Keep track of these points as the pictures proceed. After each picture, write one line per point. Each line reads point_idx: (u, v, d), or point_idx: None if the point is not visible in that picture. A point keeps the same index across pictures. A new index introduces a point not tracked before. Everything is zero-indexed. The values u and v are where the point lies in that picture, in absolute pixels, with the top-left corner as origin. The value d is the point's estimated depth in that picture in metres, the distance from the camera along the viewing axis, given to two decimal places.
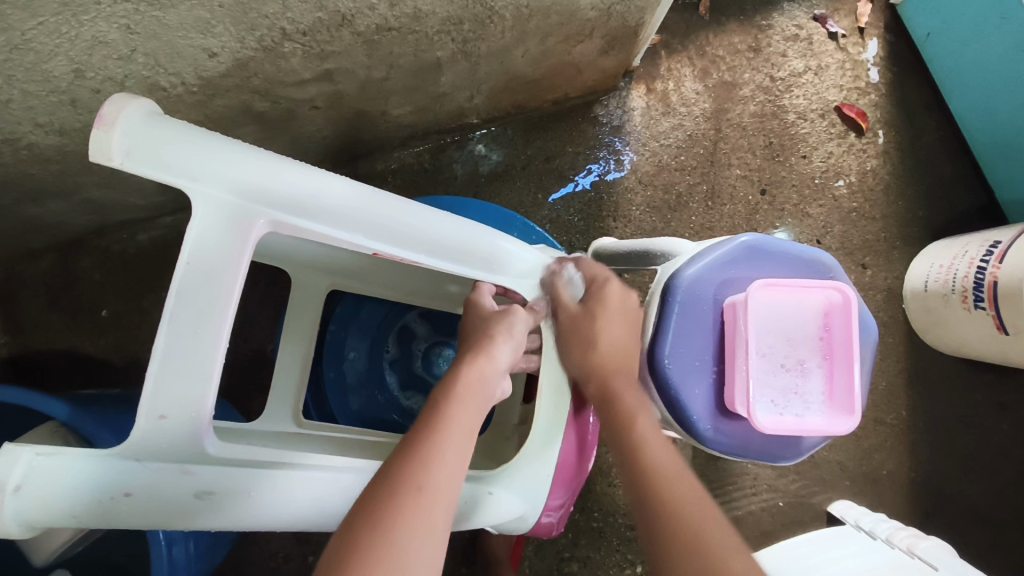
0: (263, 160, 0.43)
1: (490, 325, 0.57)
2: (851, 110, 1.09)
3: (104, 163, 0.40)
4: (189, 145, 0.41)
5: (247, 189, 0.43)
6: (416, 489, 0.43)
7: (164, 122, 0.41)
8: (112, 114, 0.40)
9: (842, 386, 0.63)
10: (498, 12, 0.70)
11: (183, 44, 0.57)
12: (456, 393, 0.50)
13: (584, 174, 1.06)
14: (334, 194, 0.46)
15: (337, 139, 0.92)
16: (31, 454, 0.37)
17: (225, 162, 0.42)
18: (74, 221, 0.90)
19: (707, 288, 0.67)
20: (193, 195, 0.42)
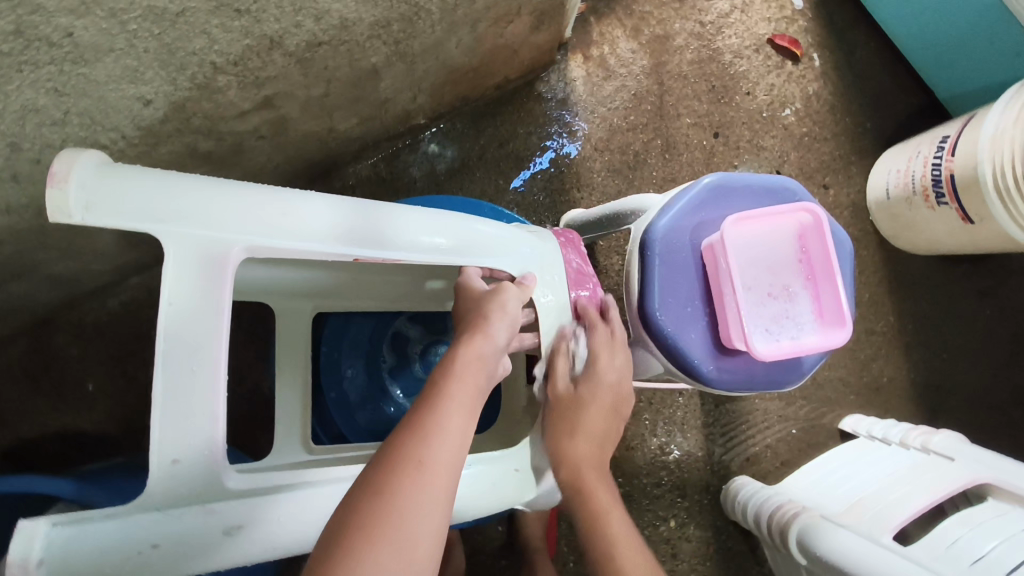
0: (226, 192, 0.44)
1: (483, 304, 0.55)
2: (783, 40, 1.11)
3: (66, 222, 0.40)
4: (149, 189, 0.42)
5: (215, 218, 0.43)
6: (417, 465, 0.43)
7: (117, 170, 0.42)
8: (64, 172, 0.40)
9: (830, 301, 0.65)
10: (423, 7, 0.70)
11: (116, 97, 0.56)
12: (454, 372, 0.50)
13: (540, 153, 1.06)
14: (304, 208, 0.46)
15: (290, 165, 0.91)
16: (48, 526, 0.37)
17: (187, 196, 0.43)
18: (40, 300, 0.88)
19: (682, 234, 0.68)
20: (162, 235, 0.42)
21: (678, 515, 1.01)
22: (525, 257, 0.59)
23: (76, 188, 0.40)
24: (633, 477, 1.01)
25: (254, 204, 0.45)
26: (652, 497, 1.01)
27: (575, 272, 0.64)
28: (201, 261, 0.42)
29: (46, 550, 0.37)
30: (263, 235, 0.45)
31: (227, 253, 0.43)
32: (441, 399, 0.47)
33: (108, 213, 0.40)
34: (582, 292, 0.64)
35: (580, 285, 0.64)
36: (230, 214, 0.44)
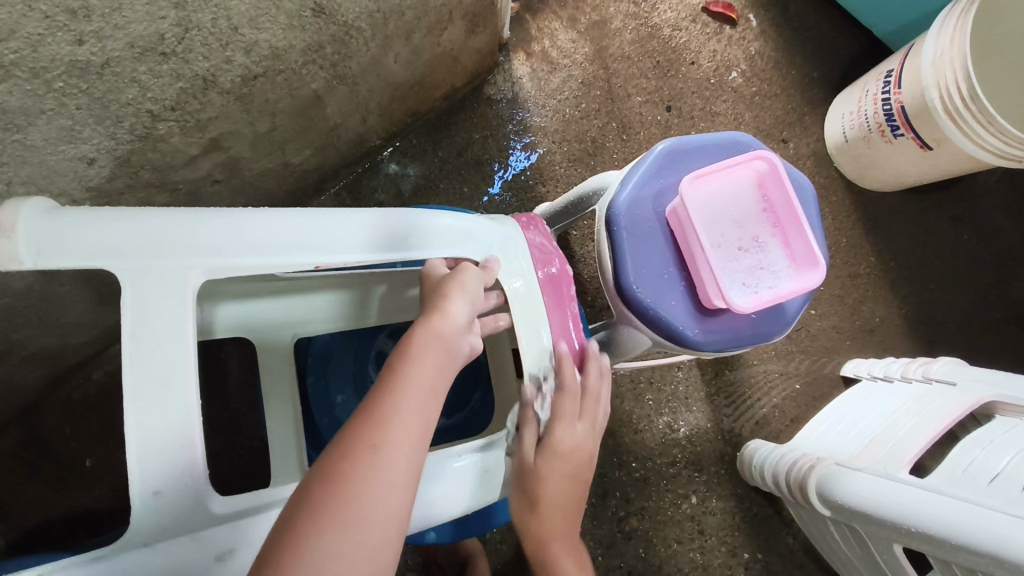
0: (175, 218, 0.44)
1: (443, 287, 0.54)
2: (718, 6, 1.12)
3: (16, 268, 0.40)
4: (97, 224, 0.42)
5: (166, 246, 0.44)
6: (370, 449, 0.42)
7: (63, 212, 0.42)
8: (10, 221, 0.40)
9: (800, 245, 0.65)
10: (353, 26, 0.70)
11: (58, 160, 0.56)
12: (412, 352, 0.49)
13: (500, 155, 1.07)
14: (255, 223, 0.47)
15: (251, 207, 0.91)
16: None
17: (136, 230, 0.43)
18: (22, 382, 0.87)
19: (645, 204, 0.68)
20: (115, 272, 0.42)
21: (698, 490, 1.00)
22: (490, 243, 0.59)
23: (22, 237, 0.40)
24: (647, 460, 1.00)
25: (208, 228, 0.45)
26: (669, 476, 1.00)
27: (540, 248, 0.62)
28: (160, 290, 0.43)
29: None
30: (220, 256, 0.45)
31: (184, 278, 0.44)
32: (398, 380, 0.46)
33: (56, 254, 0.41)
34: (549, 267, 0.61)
35: (547, 262, 0.61)
36: (183, 242, 0.44)
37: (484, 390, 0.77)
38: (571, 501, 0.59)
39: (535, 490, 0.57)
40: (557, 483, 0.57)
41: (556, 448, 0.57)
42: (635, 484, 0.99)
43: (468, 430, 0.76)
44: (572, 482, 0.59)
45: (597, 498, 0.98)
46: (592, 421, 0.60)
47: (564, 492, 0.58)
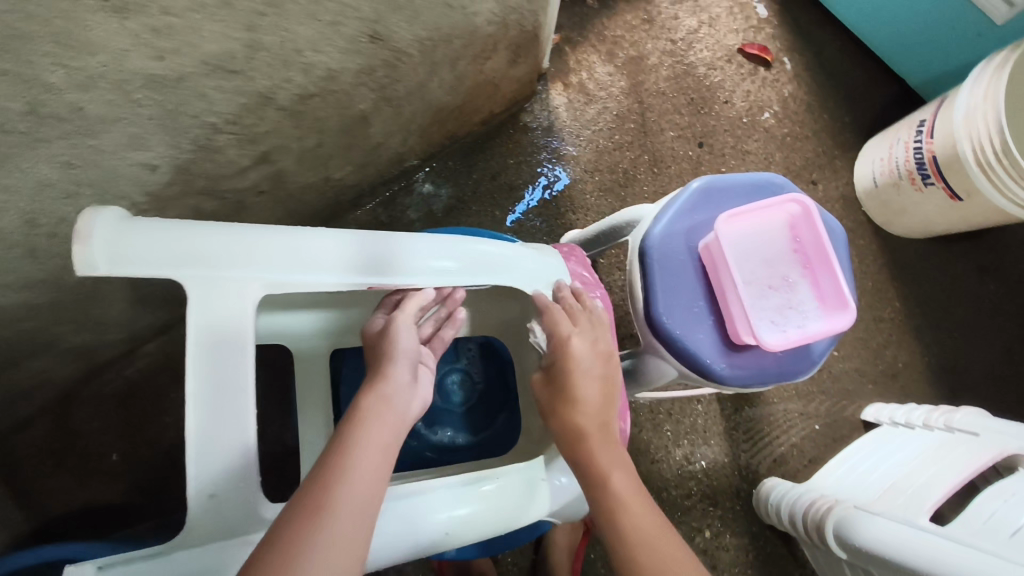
0: (240, 232, 0.47)
1: (385, 345, 0.56)
2: (753, 48, 1.14)
3: (89, 273, 0.42)
4: (167, 236, 0.44)
5: (233, 260, 0.46)
6: (317, 510, 0.42)
7: (135, 221, 0.44)
8: (86, 227, 0.42)
9: (829, 287, 0.66)
10: (405, 52, 0.73)
11: (123, 165, 0.59)
12: (360, 415, 0.50)
13: (532, 181, 1.09)
14: (316, 242, 0.49)
15: (291, 218, 0.94)
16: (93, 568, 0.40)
17: (204, 240, 0.45)
18: (59, 374, 0.90)
19: (678, 239, 0.70)
20: (183, 280, 0.44)
21: (712, 525, 0.99)
22: (532, 275, 0.62)
23: (98, 244, 0.42)
24: (663, 491, 1.00)
25: (275, 245, 0.47)
26: (684, 509, 0.99)
27: (585, 279, 0.67)
28: (226, 302, 0.45)
29: None
30: (285, 273, 0.48)
31: (250, 293, 0.46)
32: (348, 441, 0.47)
33: (126, 261, 0.43)
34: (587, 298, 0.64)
35: (590, 292, 0.66)
36: (249, 256, 0.46)
37: (508, 413, 0.76)
38: (603, 407, 0.58)
39: (557, 399, 0.58)
40: (578, 385, 0.58)
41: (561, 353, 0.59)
42: None
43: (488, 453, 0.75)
44: (593, 386, 0.58)
45: None
46: (588, 326, 0.60)
47: (592, 395, 0.58)
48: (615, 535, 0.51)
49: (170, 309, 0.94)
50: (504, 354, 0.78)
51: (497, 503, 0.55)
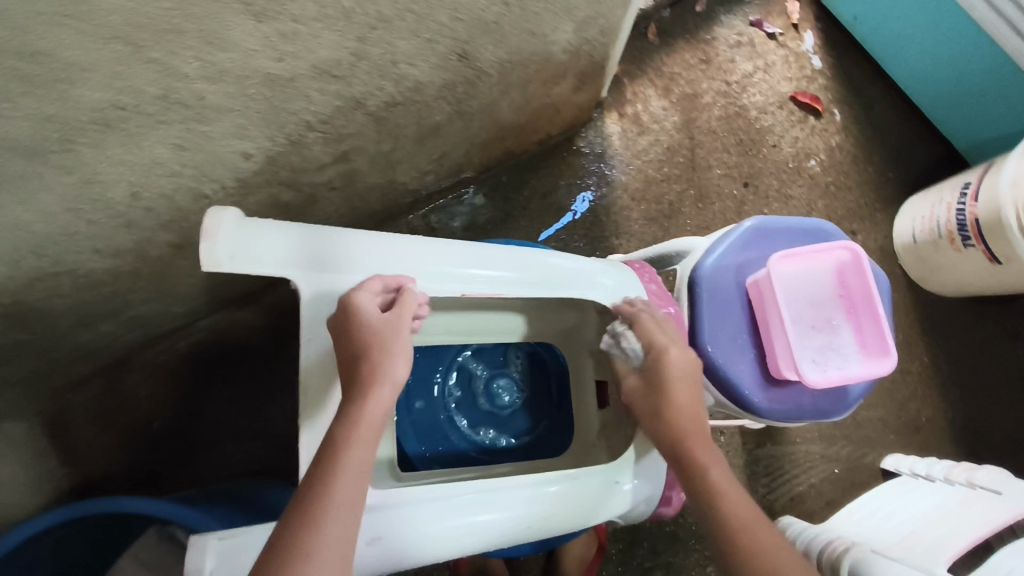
0: (341, 241, 0.58)
1: (372, 348, 0.53)
2: (805, 97, 1.18)
3: (212, 266, 0.51)
4: (287, 239, 0.55)
5: (336, 264, 0.57)
6: (304, 556, 0.43)
7: (250, 222, 0.54)
8: (214, 227, 0.52)
9: (872, 333, 0.69)
10: (485, 71, 0.78)
11: (224, 152, 0.64)
12: (347, 434, 0.49)
13: (579, 202, 1.14)
14: (404, 253, 0.60)
15: (351, 215, 0.99)
16: (216, 541, 0.49)
17: (315, 246, 0.56)
18: (118, 341, 0.94)
19: (728, 273, 0.74)
20: (298, 279, 0.55)
21: None
22: (604, 287, 0.69)
23: (221, 242, 0.51)
24: (680, 516, 1.02)
25: (369, 251, 0.59)
26: (699, 537, 1.02)
27: (655, 293, 0.73)
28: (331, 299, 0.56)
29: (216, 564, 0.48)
30: (381, 276, 0.58)
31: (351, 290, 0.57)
32: (334, 471, 0.47)
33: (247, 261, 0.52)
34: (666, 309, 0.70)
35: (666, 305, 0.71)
36: (351, 262, 0.58)
37: (551, 420, 0.82)
38: (696, 410, 0.62)
39: (653, 404, 0.62)
40: (673, 391, 0.62)
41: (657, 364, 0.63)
42: (663, 538, 1.01)
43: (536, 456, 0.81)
44: (687, 389, 0.62)
45: (625, 545, 1.00)
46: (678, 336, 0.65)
47: (685, 399, 0.62)
48: (715, 527, 0.55)
49: (227, 290, 0.99)
50: (557, 363, 0.83)
51: (562, 503, 0.60)
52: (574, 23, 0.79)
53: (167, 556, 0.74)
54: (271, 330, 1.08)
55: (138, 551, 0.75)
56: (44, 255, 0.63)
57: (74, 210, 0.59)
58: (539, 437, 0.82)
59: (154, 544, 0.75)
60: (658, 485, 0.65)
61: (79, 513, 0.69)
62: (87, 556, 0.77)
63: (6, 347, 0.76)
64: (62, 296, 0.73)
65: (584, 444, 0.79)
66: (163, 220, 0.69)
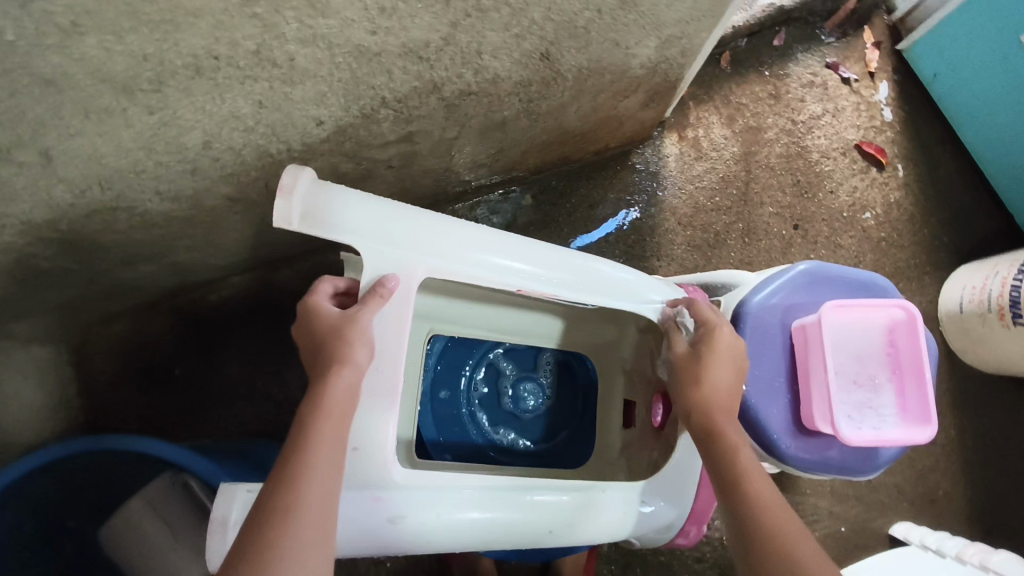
0: (409, 218, 0.59)
1: (342, 332, 0.54)
2: (870, 147, 1.16)
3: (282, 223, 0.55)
4: (358, 208, 0.57)
5: (399, 240, 0.58)
6: (286, 514, 0.45)
7: (326, 185, 0.56)
8: (289, 184, 0.54)
9: (915, 398, 0.68)
10: (562, 74, 0.77)
11: (299, 115, 0.64)
12: (323, 406, 0.51)
13: (621, 215, 1.13)
14: (468, 241, 0.61)
15: (401, 196, 0.99)
16: (243, 491, 0.54)
17: (382, 218, 0.58)
18: (156, 283, 0.96)
19: (775, 312, 0.73)
20: (360, 247, 0.57)
21: None
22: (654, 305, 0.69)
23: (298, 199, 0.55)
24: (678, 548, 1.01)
25: (431, 233, 0.59)
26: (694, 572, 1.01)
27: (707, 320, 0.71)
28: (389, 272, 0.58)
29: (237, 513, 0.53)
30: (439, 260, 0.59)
31: (411, 267, 0.58)
32: (307, 440, 0.49)
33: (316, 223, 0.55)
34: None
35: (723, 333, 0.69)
36: (416, 241, 0.59)
37: (571, 432, 0.82)
38: (735, 391, 0.62)
39: (695, 372, 0.62)
40: (717, 367, 0.62)
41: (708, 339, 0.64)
42: (658, 567, 1.00)
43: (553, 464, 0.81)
44: (732, 372, 0.62)
45: (617, 568, 1.00)
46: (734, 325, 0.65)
47: (728, 377, 0.62)
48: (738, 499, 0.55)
49: (268, 251, 1.00)
50: (587, 376, 0.83)
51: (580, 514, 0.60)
52: (658, 39, 0.78)
53: (179, 503, 0.75)
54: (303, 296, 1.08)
55: (150, 496, 0.75)
56: (108, 188, 0.64)
57: (146, 149, 0.60)
58: (558, 447, 0.82)
59: (167, 492, 0.75)
60: (680, 508, 0.64)
61: (102, 445, 0.71)
62: (98, 493, 0.77)
63: (53, 272, 0.77)
64: (115, 231, 0.73)
65: (604, 461, 0.79)
66: (225, 172, 0.70)
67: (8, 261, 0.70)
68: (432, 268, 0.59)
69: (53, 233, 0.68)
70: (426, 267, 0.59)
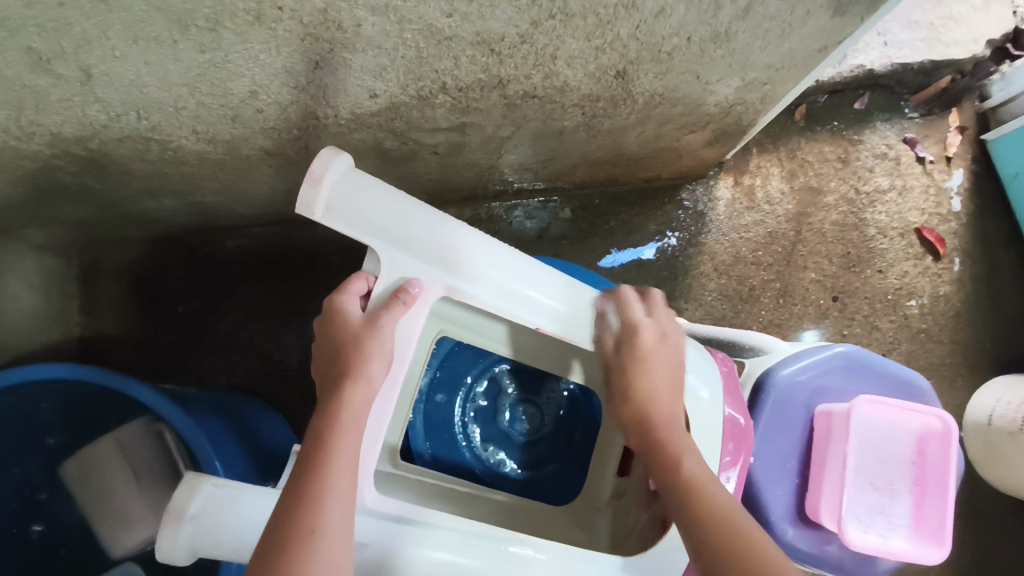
0: (434, 225, 0.55)
1: (360, 343, 0.54)
2: (930, 234, 1.10)
3: (305, 213, 0.53)
4: (380, 206, 0.54)
5: (419, 249, 0.56)
6: (307, 535, 0.47)
7: (358, 175, 0.54)
8: (318, 172, 0.53)
9: (932, 515, 0.63)
10: (633, 96, 0.73)
11: (353, 84, 0.61)
12: (341, 423, 0.52)
13: (651, 245, 1.09)
14: (490, 264, 0.57)
15: (439, 183, 0.95)
16: (207, 487, 0.51)
17: (404, 221, 0.55)
18: (177, 218, 0.93)
19: (802, 390, 0.69)
20: (378, 249, 0.55)
21: None
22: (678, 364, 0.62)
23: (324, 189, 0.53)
24: None
25: (451, 246, 0.56)
26: None
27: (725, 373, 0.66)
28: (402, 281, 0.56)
29: (196, 510, 0.51)
30: (456, 278, 0.57)
31: (426, 283, 0.56)
32: (325, 458, 0.50)
33: (337, 219, 0.54)
34: (738, 416, 0.63)
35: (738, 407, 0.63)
36: (434, 254, 0.56)
37: (561, 465, 0.80)
38: (672, 390, 0.59)
39: (624, 379, 0.59)
40: (648, 372, 0.59)
41: (633, 340, 0.59)
42: None
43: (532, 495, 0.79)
44: (664, 372, 0.59)
45: None
46: (663, 319, 0.61)
47: (662, 379, 0.59)
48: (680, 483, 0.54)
49: (294, 210, 0.97)
50: (589, 412, 0.81)
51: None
52: (741, 81, 0.73)
53: (150, 452, 0.74)
54: (319, 262, 1.05)
55: (123, 439, 0.74)
56: (144, 118, 0.62)
57: (190, 86, 0.57)
58: (542, 479, 0.80)
59: (141, 439, 0.74)
60: None
61: (90, 377, 0.68)
62: (76, 422, 0.75)
63: (74, 186, 0.76)
64: (145, 161, 0.71)
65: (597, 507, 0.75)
66: (267, 125, 0.67)
67: (31, 167, 0.68)
68: (450, 287, 0.57)
69: (81, 150, 0.66)
70: (443, 286, 0.57)
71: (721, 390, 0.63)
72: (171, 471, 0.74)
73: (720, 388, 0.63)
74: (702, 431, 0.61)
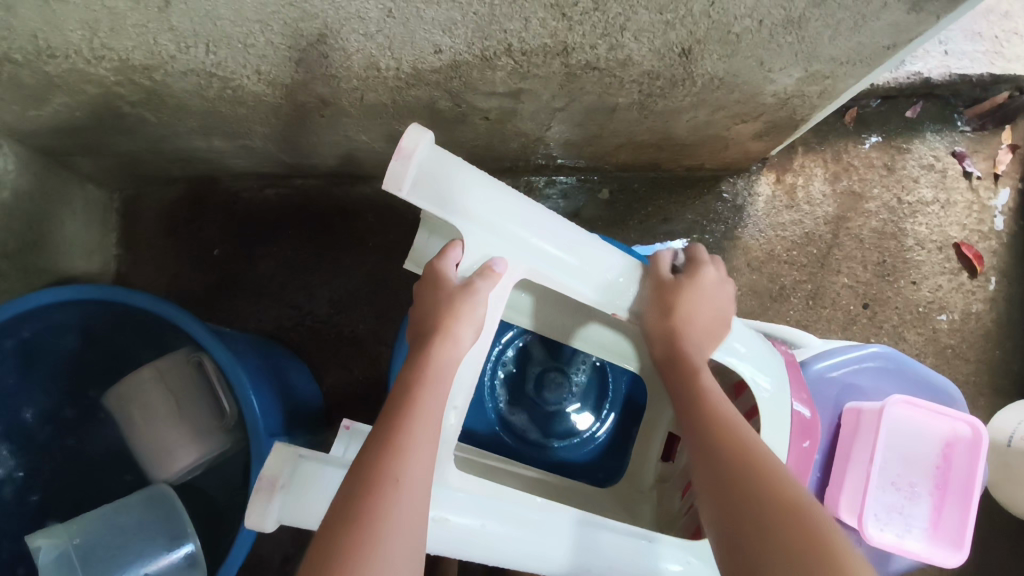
0: (513, 202, 0.57)
1: (454, 303, 0.55)
2: (969, 250, 1.09)
3: (393, 188, 0.53)
4: (466, 184, 0.55)
5: (497, 225, 0.57)
6: (393, 483, 0.46)
7: (445, 154, 0.54)
8: (408, 149, 0.52)
9: (952, 518, 0.63)
10: (692, 78, 0.72)
11: (421, 36, 0.61)
12: (425, 379, 0.52)
13: (684, 239, 1.09)
14: (564, 245, 0.59)
15: (483, 149, 0.96)
16: (296, 456, 0.54)
17: (486, 199, 0.56)
18: (223, 160, 0.95)
19: (832, 386, 0.71)
20: (460, 227, 0.56)
21: None
22: (736, 351, 0.62)
23: (415, 164, 0.53)
24: None
25: (528, 223, 0.58)
26: None
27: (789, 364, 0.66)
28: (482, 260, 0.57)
29: (284, 477, 0.53)
30: (534, 257, 0.58)
31: (509, 263, 0.58)
32: (409, 412, 0.50)
33: (424, 197, 0.54)
34: (805, 410, 0.62)
35: (801, 401, 0.63)
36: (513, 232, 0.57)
37: (583, 436, 0.84)
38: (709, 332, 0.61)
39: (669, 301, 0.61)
40: (694, 304, 0.62)
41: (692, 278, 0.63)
42: None
43: (552, 460, 0.83)
44: (710, 312, 0.62)
45: None
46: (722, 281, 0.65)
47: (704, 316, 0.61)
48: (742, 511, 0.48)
49: (338, 164, 0.98)
50: (616, 394, 0.84)
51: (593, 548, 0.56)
52: (804, 72, 0.73)
53: (190, 379, 0.76)
54: (355, 218, 1.05)
55: (164, 371, 0.75)
56: (212, 52, 0.62)
57: (262, 23, 0.58)
58: (563, 446, 0.83)
59: (182, 368, 0.76)
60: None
61: (137, 301, 0.68)
62: (121, 345, 0.78)
63: (131, 117, 0.77)
64: (203, 98, 0.72)
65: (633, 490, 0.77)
66: (326, 73, 0.67)
67: (94, 93, 0.69)
68: (531, 268, 0.59)
69: (145, 79, 0.67)
70: (523, 269, 0.58)
71: (786, 383, 0.63)
72: (211, 402, 0.76)
73: (786, 384, 0.63)
74: (768, 421, 0.61)
